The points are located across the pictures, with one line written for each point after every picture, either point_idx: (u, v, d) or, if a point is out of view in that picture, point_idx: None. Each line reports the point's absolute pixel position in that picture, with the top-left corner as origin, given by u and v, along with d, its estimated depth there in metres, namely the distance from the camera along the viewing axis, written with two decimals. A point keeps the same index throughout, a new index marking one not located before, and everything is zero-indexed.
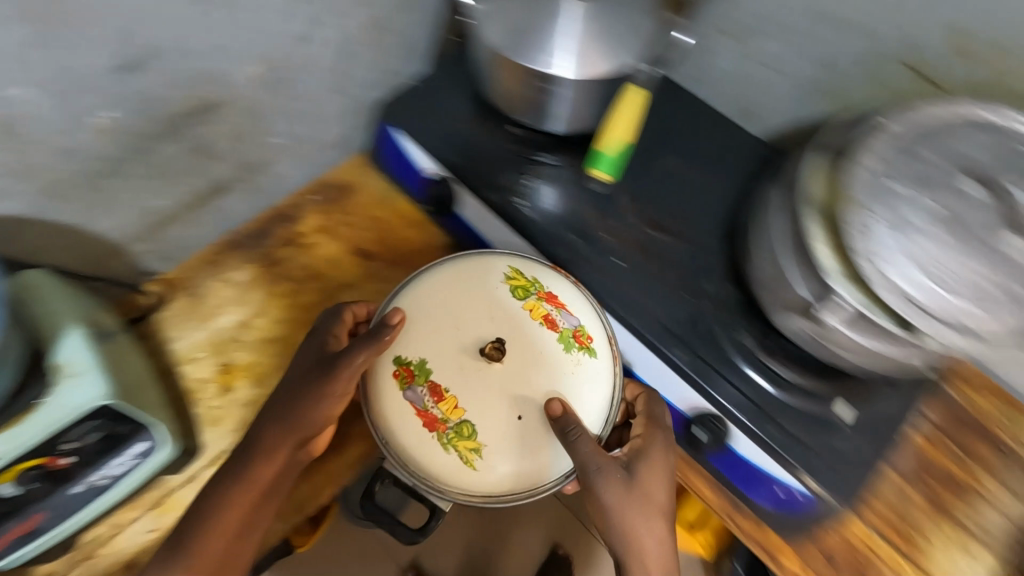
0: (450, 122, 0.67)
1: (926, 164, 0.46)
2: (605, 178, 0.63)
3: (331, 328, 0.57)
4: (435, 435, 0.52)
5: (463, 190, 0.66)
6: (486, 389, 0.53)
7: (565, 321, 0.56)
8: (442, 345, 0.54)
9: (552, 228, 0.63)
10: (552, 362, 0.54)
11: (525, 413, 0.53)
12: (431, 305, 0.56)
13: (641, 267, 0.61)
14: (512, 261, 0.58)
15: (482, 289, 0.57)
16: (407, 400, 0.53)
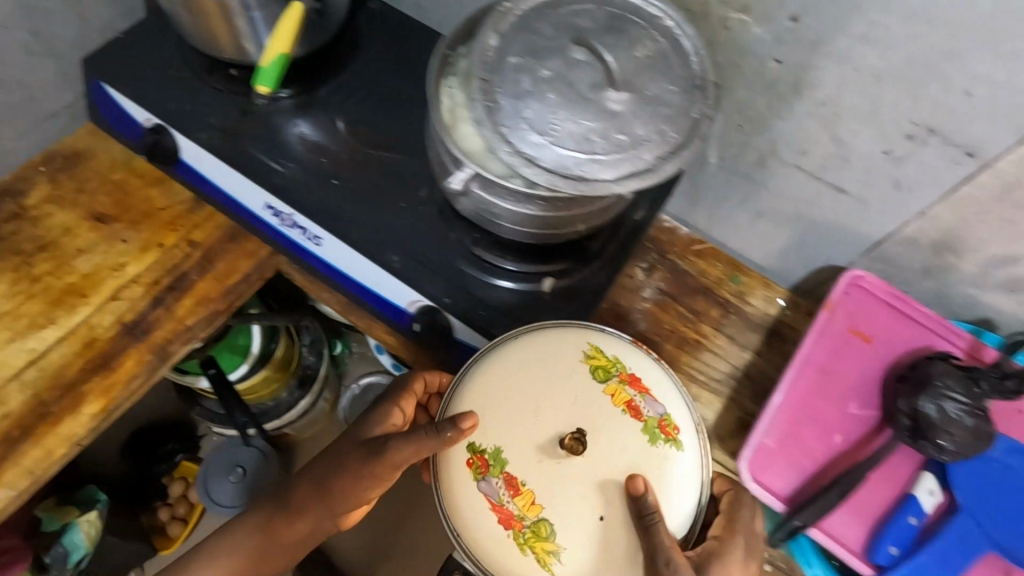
0: (171, 73, 0.67)
1: (539, 33, 0.51)
2: (265, 91, 0.62)
3: (399, 402, 0.63)
4: (514, 534, 0.53)
5: (177, 136, 0.66)
6: (584, 492, 0.54)
7: (650, 409, 0.58)
8: (521, 439, 0.55)
9: (276, 162, 0.65)
10: (637, 450, 0.56)
11: (605, 512, 0.54)
12: (512, 387, 0.57)
13: (383, 197, 0.65)
14: (593, 340, 0.60)
15: (565, 371, 0.57)
16: (482, 490, 0.54)
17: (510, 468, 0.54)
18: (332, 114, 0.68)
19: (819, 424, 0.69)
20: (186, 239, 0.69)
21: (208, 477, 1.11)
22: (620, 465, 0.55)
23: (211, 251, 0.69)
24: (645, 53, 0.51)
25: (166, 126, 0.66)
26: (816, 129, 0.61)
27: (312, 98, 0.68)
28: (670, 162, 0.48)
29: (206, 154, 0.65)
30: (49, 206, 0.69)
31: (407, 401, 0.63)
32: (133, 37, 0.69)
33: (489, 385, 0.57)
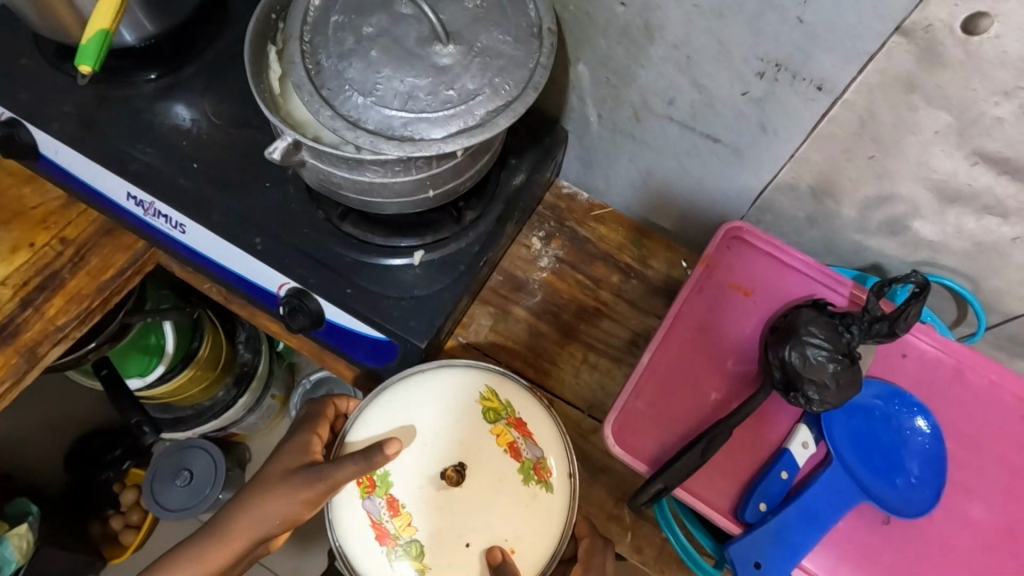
0: (13, 56, 0.74)
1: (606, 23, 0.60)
2: (88, 72, 0.59)
3: (316, 428, 0.66)
4: (386, 550, 0.57)
5: (33, 129, 0.71)
6: (455, 517, 0.57)
7: (529, 452, 0.59)
8: (422, 486, 0.58)
9: (216, 89, 0.74)
10: (499, 515, 0.57)
11: (473, 540, 0.57)
12: (441, 416, 0.60)
13: (515, 183, 0.71)
14: (490, 383, 0.61)
15: (459, 418, 0.60)
16: (363, 511, 0.58)
17: (398, 488, 0.58)
18: (177, 101, 0.74)
19: (868, 532, 0.55)
20: (57, 238, 0.75)
21: (156, 482, 1.20)
22: (489, 526, 0.57)
23: (86, 246, 0.75)
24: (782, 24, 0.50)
25: (19, 118, 0.71)
26: (908, 163, 0.53)
27: (178, 78, 0.74)
28: (943, 137, 0.50)
29: (59, 144, 0.71)
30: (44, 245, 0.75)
31: (323, 426, 0.67)
32: None
33: (415, 401, 0.60)
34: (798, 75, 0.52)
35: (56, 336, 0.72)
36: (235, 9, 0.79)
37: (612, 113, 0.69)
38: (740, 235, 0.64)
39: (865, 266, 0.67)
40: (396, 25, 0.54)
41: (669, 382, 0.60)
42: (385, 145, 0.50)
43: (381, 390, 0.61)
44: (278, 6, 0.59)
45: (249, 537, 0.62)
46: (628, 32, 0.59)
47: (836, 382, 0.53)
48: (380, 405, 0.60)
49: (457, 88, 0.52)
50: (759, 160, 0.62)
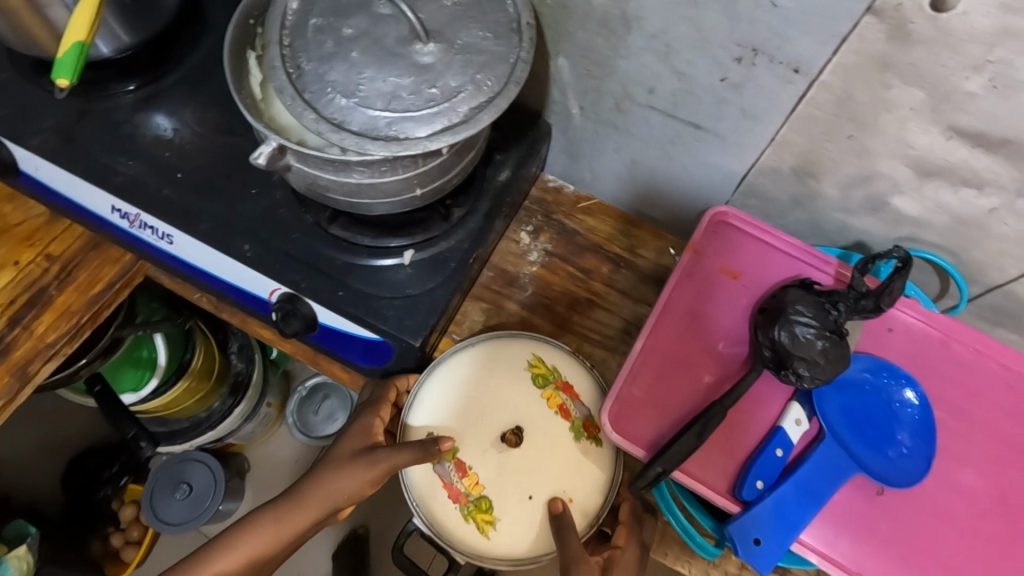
0: None
1: (583, 14, 0.60)
2: (66, 85, 0.58)
3: (378, 411, 0.66)
4: (459, 506, 0.65)
5: (12, 145, 0.71)
6: (519, 473, 0.65)
7: (577, 411, 0.67)
8: (484, 450, 0.66)
9: (197, 98, 0.74)
10: (557, 468, 0.65)
11: (534, 492, 0.65)
12: (492, 389, 0.68)
13: (503, 178, 0.72)
14: (537, 351, 0.69)
15: (512, 386, 0.68)
16: (436, 474, 0.66)
17: (463, 453, 0.66)
18: (157, 111, 0.73)
19: (863, 506, 0.56)
20: (42, 254, 0.74)
21: (155, 496, 1.19)
22: (549, 479, 0.65)
23: (73, 261, 0.75)
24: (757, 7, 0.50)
25: None
26: (886, 141, 0.54)
27: (157, 88, 0.74)
28: (919, 113, 0.51)
29: (39, 159, 0.70)
30: (27, 263, 0.74)
31: (385, 409, 0.67)
32: None
33: (472, 373, 0.69)
34: (774, 59, 0.53)
35: (47, 354, 0.71)
36: (212, 17, 0.78)
37: (595, 105, 0.69)
38: (724, 219, 0.65)
39: (849, 245, 0.68)
40: (376, 25, 0.54)
41: (663, 368, 0.61)
42: (371, 146, 0.50)
43: (439, 365, 0.68)
44: (256, 11, 0.59)
45: (319, 511, 0.61)
46: (606, 24, 0.59)
47: (826, 358, 0.54)
48: (441, 377, 0.68)
49: (440, 85, 0.52)
50: (741, 144, 0.63)
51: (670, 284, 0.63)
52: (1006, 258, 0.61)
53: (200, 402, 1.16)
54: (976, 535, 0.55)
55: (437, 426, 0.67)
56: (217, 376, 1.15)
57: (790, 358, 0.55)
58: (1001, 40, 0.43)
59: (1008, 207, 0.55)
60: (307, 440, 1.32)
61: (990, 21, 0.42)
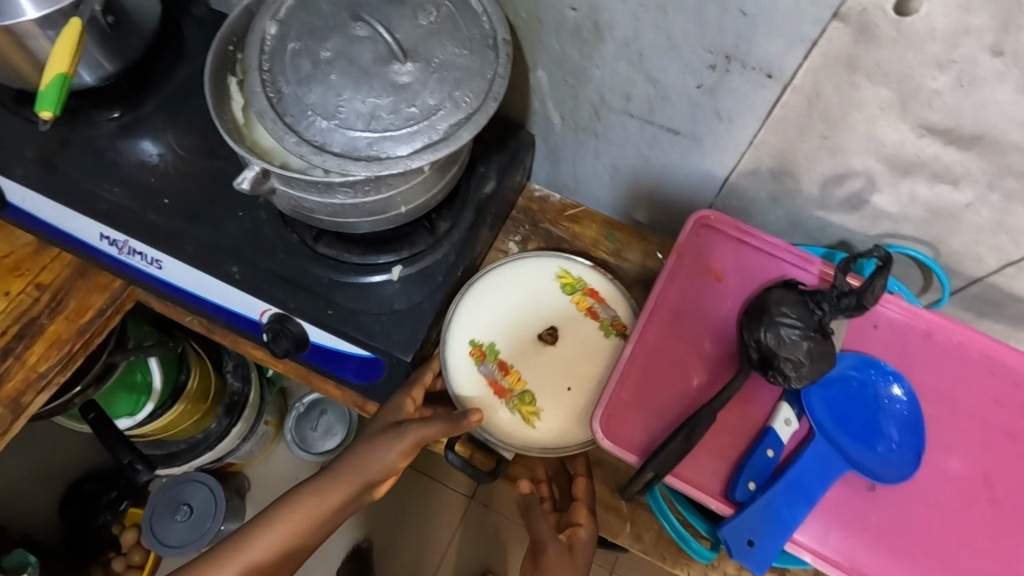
0: None
1: (558, 27, 0.60)
2: (49, 117, 0.59)
3: (410, 392, 0.65)
4: (505, 400, 0.69)
5: None
6: (556, 368, 0.71)
7: (605, 313, 0.73)
8: (524, 352, 0.72)
9: (181, 123, 0.75)
10: (591, 362, 0.71)
11: (573, 384, 0.71)
12: (523, 301, 0.74)
13: (487, 187, 0.72)
14: (562, 264, 0.76)
15: (543, 294, 0.74)
16: (480, 373, 0.70)
17: (505, 354, 0.71)
18: (140, 136, 0.74)
19: (855, 506, 0.56)
20: (33, 284, 0.75)
21: (156, 517, 1.20)
22: (586, 372, 0.71)
23: (62, 289, 0.75)
24: (726, 16, 0.51)
25: None
26: (859, 140, 0.55)
27: (142, 115, 0.75)
28: (888, 112, 0.51)
29: (25, 189, 0.71)
30: (16, 293, 0.74)
31: (417, 390, 0.65)
32: None
33: (506, 289, 0.74)
34: (746, 64, 0.54)
35: (40, 384, 0.71)
36: (194, 44, 0.80)
37: (574, 114, 0.70)
38: (707, 223, 0.66)
39: (832, 243, 0.69)
40: (351, 46, 0.54)
41: (651, 373, 0.61)
42: (353, 166, 0.51)
43: (474, 286, 0.73)
44: (234, 37, 0.59)
45: (360, 480, 0.59)
46: (579, 34, 0.60)
47: (809, 358, 0.55)
48: (476, 295, 0.73)
49: (418, 104, 0.53)
50: (719, 147, 0.64)
51: (658, 285, 0.64)
52: (983, 250, 0.62)
53: (197, 422, 1.16)
54: (968, 527, 0.55)
55: (477, 334, 0.72)
56: (213, 396, 1.15)
57: (777, 353, 0.55)
58: (962, 38, 0.44)
59: (982, 200, 0.56)
60: (306, 457, 1.32)
61: (950, 21, 0.43)
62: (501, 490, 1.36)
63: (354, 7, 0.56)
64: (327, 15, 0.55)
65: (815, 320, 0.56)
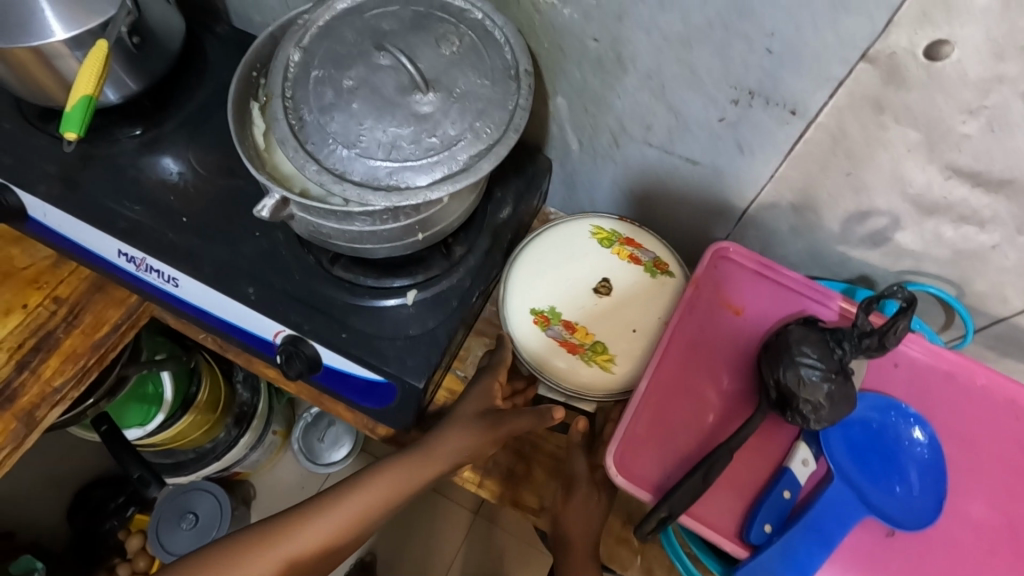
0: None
1: (579, 57, 0.60)
2: (75, 138, 0.59)
3: (496, 376, 0.66)
4: (580, 354, 0.68)
5: (20, 192, 0.72)
6: (619, 315, 0.70)
7: (645, 256, 0.73)
8: (587, 311, 0.71)
9: (201, 141, 0.76)
10: (647, 303, 0.71)
11: (638, 326, 0.70)
12: (575, 260, 0.73)
13: (505, 211, 0.72)
14: (593, 221, 0.75)
15: (584, 252, 0.73)
16: (550, 339, 0.69)
17: (566, 314, 0.70)
18: (161, 154, 0.74)
19: (877, 554, 0.54)
20: (51, 297, 0.75)
21: (162, 525, 1.19)
22: (649, 313, 0.70)
23: (78, 303, 0.76)
24: (752, 52, 0.50)
25: (5, 182, 0.71)
26: (885, 179, 0.54)
27: (164, 133, 0.76)
28: (916, 153, 0.51)
29: (47, 205, 0.71)
30: (33, 306, 0.75)
31: (502, 373, 0.66)
32: None
33: (552, 251, 0.73)
34: (770, 100, 0.53)
35: (54, 399, 0.72)
36: (215, 63, 0.81)
37: (592, 141, 0.70)
38: (725, 254, 0.65)
39: (853, 278, 0.68)
40: (374, 75, 0.54)
41: (667, 406, 0.60)
42: (372, 196, 0.51)
43: (520, 257, 0.73)
44: (258, 63, 0.59)
45: (452, 459, 0.62)
46: (600, 65, 0.60)
47: (830, 401, 0.54)
48: (528, 263, 0.72)
49: (439, 134, 0.53)
50: (739, 179, 0.63)
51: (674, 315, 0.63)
52: (1009, 290, 0.60)
53: (206, 432, 1.16)
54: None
55: (536, 302, 0.71)
56: (222, 407, 1.15)
57: (799, 393, 0.54)
58: (995, 85, 0.43)
59: (1010, 243, 0.55)
60: (315, 469, 1.32)
61: (983, 68, 0.43)
62: (507, 509, 1.34)
63: (378, 36, 0.56)
64: (351, 43, 0.56)
65: (838, 359, 0.55)
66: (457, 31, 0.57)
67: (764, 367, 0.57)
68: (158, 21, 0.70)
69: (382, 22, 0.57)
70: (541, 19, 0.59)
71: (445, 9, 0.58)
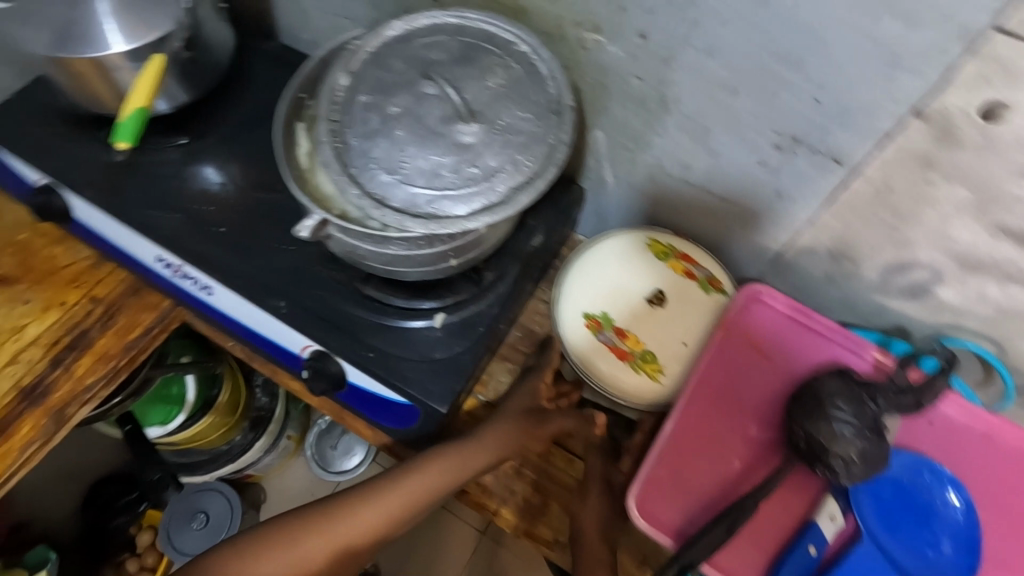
0: (51, 122, 0.77)
1: (622, 94, 0.61)
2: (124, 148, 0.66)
3: (542, 376, 0.68)
4: (629, 361, 0.65)
5: (68, 195, 0.74)
6: (671, 327, 0.67)
7: (701, 272, 0.69)
8: (640, 318, 0.68)
9: (243, 154, 0.78)
10: (699, 318, 0.68)
11: (689, 339, 0.67)
12: (627, 269, 0.70)
13: (537, 238, 0.72)
14: (651, 233, 0.71)
15: (637, 264, 0.70)
16: (600, 343, 0.66)
17: (618, 320, 0.68)
18: (204, 165, 0.76)
19: None
20: (88, 296, 0.77)
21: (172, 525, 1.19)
22: (700, 327, 0.67)
23: (114, 304, 0.77)
24: (799, 100, 0.50)
25: (54, 184, 0.74)
26: (930, 234, 0.53)
27: (208, 145, 0.77)
28: (964, 211, 0.50)
29: (92, 209, 0.73)
30: (71, 305, 0.76)
31: (548, 373, 0.68)
32: (21, 97, 0.78)
33: (606, 258, 0.70)
34: (814, 149, 0.53)
35: (84, 397, 0.73)
36: (261, 78, 0.83)
37: (628, 175, 0.70)
38: (759, 297, 0.64)
39: (889, 328, 0.67)
40: (420, 105, 0.55)
41: (691, 449, 0.60)
42: (411, 224, 0.51)
43: (573, 267, 0.70)
44: (307, 86, 0.61)
45: (496, 451, 0.65)
46: (643, 104, 0.60)
47: (862, 459, 0.52)
48: (581, 269, 0.70)
49: (480, 165, 0.53)
50: (777, 223, 0.63)
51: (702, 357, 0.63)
52: None
53: (223, 434, 1.17)
54: None
55: (589, 306, 0.68)
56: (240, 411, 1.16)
57: (831, 448, 0.53)
58: None
59: None
60: (325, 476, 1.32)
61: None
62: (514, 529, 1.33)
63: (425, 66, 0.57)
64: (399, 72, 0.57)
65: (871, 413, 0.54)
66: (503, 64, 0.57)
67: (794, 420, 0.56)
68: (212, 38, 0.73)
69: (430, 52, 0.58)
70: (587, 56, 0.59)
71: (492, 41, 0.58)
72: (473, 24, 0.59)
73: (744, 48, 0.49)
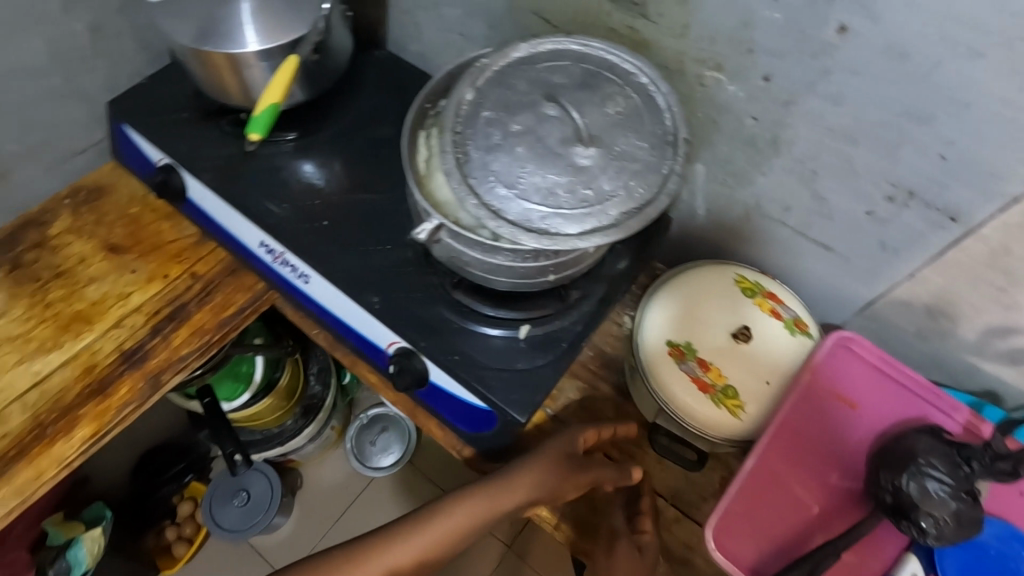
0: (177, 107, 0.82)
1: (732, 132, 0.62)
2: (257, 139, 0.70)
3: (585, 428, 0.66)
4: (711, 394, 0.64)
5: (186, 176, 0.79)
6: (755, 364, 0.66)
7: (787, 313, 0.68)
8: (724, 352, 0.66)
9: (347, 154, 0.82)
10: (782, 358, 0.66)
11: (773, 378, 0.65)
12: (712, 302, 0.69)
13: (622, 262, 0.74)
14: (739, 269, 0.71)
15: (723, 298, 0.69)
16: (682, 372, 0.65)
17: (702, 351, 0.66)
18: (311, 160, 0.81)
19: None
20: (189, 272, 0.82)
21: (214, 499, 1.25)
22: (783, 368, 0.66)
23: (211, 283, 0.82)
24: (923, 153, 0.51)
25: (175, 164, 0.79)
26: None
27: (316, 142, 0.82)
28: None
29: (206, 192, 0.78)
30: (174, 278, 0.81)
31: (591, 431, 0.67)
32: (152, 82, 0.84)
33: (694, 287, 0.69)
34: (930, 204, 0.53)
35: (178, 366, 0.78)
36: (369, 84, 0.87)
37: (722, 211, 0.71)
38: (847, 344, 0.64)
39: (977, 391, 0.65)
40: (541, 124, 0.57)
41: (767, 488, 0.60)
42: (525, 237, 0.53)
43: (656, 293, 0.70)
44: (432, 96, 0.65)
45: (528, 496, 0.62)
46: (753, 143, 0.61)
47: (956, 519, 0.52)
48: (666, 296, 0.69)
49: (594, 187, 0.55)
50: (873, 272, 0.63)
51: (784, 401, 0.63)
52: None
53: (278, 417, 1.20)
54: None
55: (673, 334, 0.67)
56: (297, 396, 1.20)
57: (926, 506, 0.52)
58: None
59: None
60: (361, 469, 1.35)
61: None
62: (542, 547, 1.33)
63: (548, 88, 0.60)
64: (523, 92, 0.59)
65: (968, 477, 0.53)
66: (622, 92, 0.59)
67: (886, 471, 0.55)
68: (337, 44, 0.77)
69: (553, 75, 0.60)
70: (703, 92, 0.61)
71: (612, 70, 0.61)
72: (595, 53, 0.62)
73: (874, 99, 0.50)
